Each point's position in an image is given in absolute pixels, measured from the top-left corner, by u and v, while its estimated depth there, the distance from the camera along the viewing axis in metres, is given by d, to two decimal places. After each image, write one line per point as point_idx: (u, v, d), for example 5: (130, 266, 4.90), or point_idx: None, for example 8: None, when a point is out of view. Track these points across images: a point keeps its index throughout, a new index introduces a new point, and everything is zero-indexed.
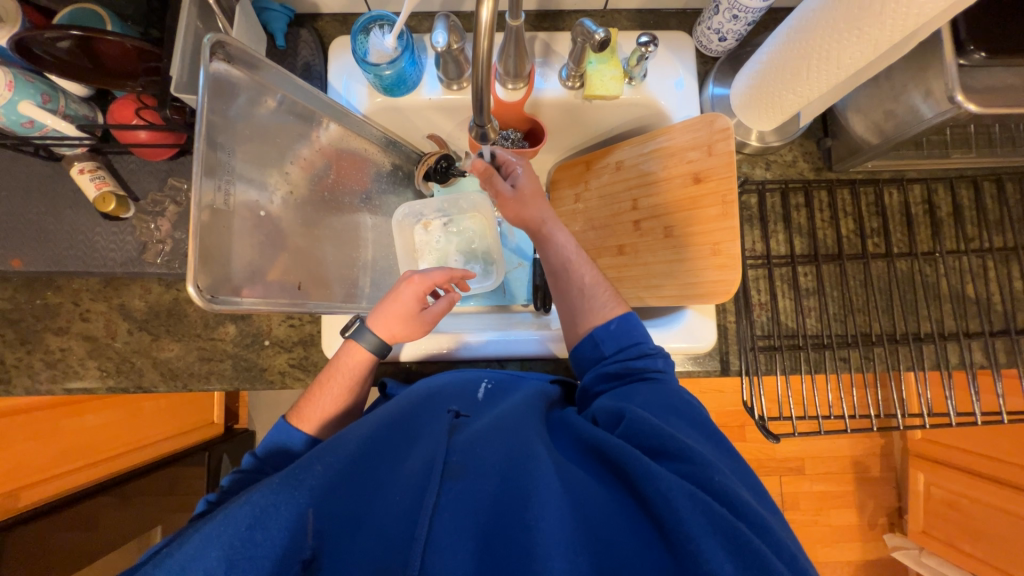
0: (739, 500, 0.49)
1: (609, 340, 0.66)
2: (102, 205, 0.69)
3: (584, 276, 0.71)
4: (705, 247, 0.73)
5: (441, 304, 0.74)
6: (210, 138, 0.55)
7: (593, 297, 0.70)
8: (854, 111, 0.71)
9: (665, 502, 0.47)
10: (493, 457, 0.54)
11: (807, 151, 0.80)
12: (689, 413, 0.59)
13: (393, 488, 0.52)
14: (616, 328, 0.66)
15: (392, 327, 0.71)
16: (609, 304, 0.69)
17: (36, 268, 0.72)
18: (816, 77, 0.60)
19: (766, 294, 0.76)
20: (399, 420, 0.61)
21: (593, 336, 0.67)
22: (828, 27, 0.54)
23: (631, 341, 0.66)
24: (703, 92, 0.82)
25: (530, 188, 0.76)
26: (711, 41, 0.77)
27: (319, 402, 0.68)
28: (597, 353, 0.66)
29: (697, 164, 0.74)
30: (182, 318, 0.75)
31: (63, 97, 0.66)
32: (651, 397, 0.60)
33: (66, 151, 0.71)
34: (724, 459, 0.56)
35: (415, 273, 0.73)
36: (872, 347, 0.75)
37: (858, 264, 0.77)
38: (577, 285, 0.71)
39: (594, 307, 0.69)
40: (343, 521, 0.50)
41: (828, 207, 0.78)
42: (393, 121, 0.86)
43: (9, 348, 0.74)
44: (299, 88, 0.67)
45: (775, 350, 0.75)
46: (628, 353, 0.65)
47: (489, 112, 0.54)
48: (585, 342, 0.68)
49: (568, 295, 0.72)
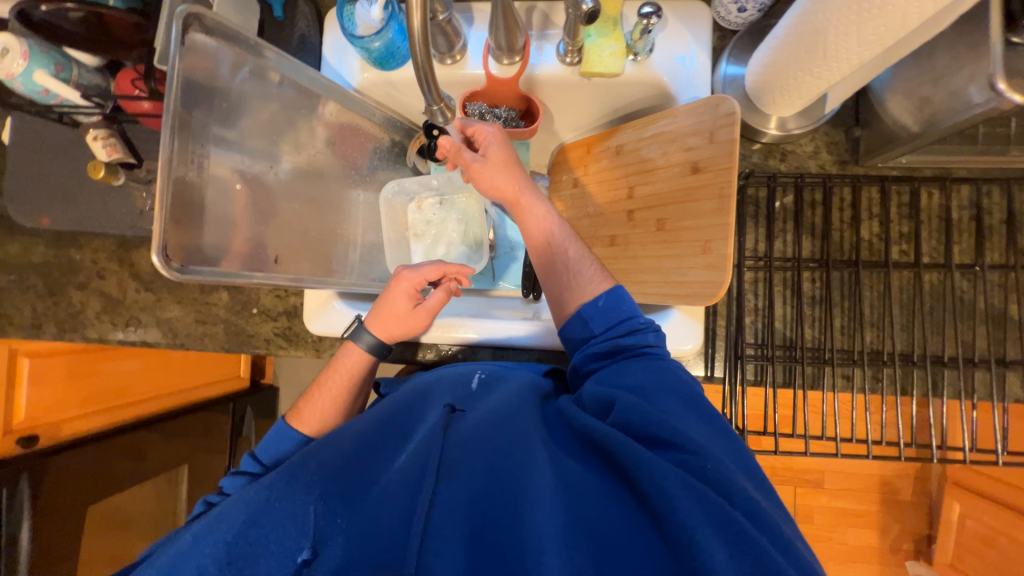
0: (737, 487, 0.46)
1: (598, 317, 0.62)
2: (93, 171, 0.75)
3: (569, 253, 0.68)
4: (696, 245, 0.66)
5: (436, 295, 0.73)
6: (186, 101, 0.55)
7: (580, 273, 0.66)
8: (891, 95, 0.61)
9: (659, 494, 0.45)
10: (487, 449, 0.53)
11: (833, 141, 0.70)
12: (683, 394, 0.56)
13: (389, 482, 0.51)
14: (605, 305, 0.62)
15: (388, 327, 0.72)
16: (596, 280, 0.65)
17: (61, 225, 0.82)
18: (837, 55, 0.52)
19: (763, 298, 0.69)
20: (388, 416, 0.61)
21: (581, 315, 0.63)
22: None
23: (622, 320, 0.62)
24: (716, 72, 0.73)
25: (501, 154, 0.70)
26: (729, 11, 0.69)
27: (318, 402, 0.72)
28: (587, 334, 0.63)
29: (697, 152, 0.67)
30: (180, 281, 0.79)
31: (76, 67, 0.70)
32: (648, 381, 0.57)
33: (84, 120, 0.77)
34: (727, 448, 0.52)
35: (404, 271, 0.72)
36: (881, 368, 0.67)
37: (878, 273, 0.68)
38: (562, 264, 0.67)
39: (580, 283, 0.65)
40: (339, 518, 0.49)
41: (849, 206, 0.69)
42: (389, 99, 0.85)
43: (40, 297, 0.82)
44: (297, 69, 0.69)
45: (766, 361, 0.68)
46: (619, 331, 0.61)
47: (433, 79, 0.51)
48: (574, 323, 0.64)
49: (552, 274, 0.68)
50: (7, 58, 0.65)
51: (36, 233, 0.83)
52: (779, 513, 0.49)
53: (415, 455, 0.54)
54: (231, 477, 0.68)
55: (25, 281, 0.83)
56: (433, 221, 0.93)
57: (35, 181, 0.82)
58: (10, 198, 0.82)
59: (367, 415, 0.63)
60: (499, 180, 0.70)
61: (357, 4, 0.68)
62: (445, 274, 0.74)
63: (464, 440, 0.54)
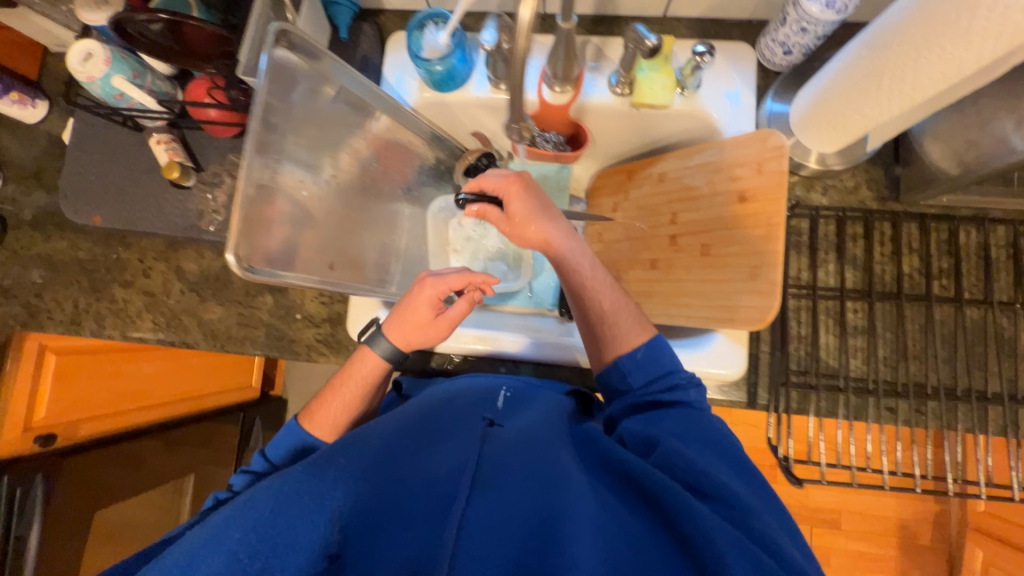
0: (781, 543, 0.45)
1: (636, 370, 0.63)
2: (168, 173, 0.76)
3: (604, 303, 0.67)
4: (743, 271, 0.68)
5: (460, 304, 0.71)
6: (266, 120, 0.58)
7: (618, 325, 0.66)
8: (931, 139, 0.65)
9: (704, 538, 0.44)
10: (524, 468, 0.52)
11: (872, 179, 0.73)
12: (720, 444, 0.56)
13: (420, 491, 0.50)
14: (644, 358, 0.63)
15: (406, 334, 0.69)
16: (633, 331, 0.65)
17: (111, 225, 0.83)
18: (888, 97, 0.55)
19: (806, 326, 0.70)
20: (422, 415, 0.61)
21: (620, 366, 0.64)
22: (911, 40, 0.49)
23: (662, 371, 0.63)
24: (761, 108, 0.77)
25: (524, 211, 0.69)
26: (775, 54, 0.73)
27: (330, 406, 0.70)
28: (624, 384, 0.64)
29: (745, 182, 0.70)
30: (225, 283, 0.80)
31: (150, 75, 0.74)
32: (688, 428, 0.58)
33: (148, 123, 0.80)
34: (764, 501, 0.52)
35: (429, 277, 0.69)
36: (925, 402, 0.67)
37: (919, 307, 0.69)
38: (596, 314, 0.67)
39: (618, 333, 0.66)
40: (368, 524, 0.48)
41: (890, 241, 0.71)
42: (441, 120, 0.88)
43: (83, 293, 0.83)
44: (355, 79, 0.68)
45: (811, 388, 0.69)
46: (658, 384, 0.62)
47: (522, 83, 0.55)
48: (611, 372, 0.65)
49: (587, 324, 0.68)
50: (90, 62, 0.69)
51: (87, 230, 0.84)
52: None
53: (449, 465, 0.53)
54: (239, 473, 0.67)
55: (70, 277, 0.83)
56: (472, 238, 0.96)
57: (91, 180, 0.84)
58: (65, 195, 0.84)
59: (403, 412, 0.62)
60: (528, 233, 0.69)
61: (426, 29, 0.71)
62: (471, 283, 0.70)
63: (501, 456, 0.54)
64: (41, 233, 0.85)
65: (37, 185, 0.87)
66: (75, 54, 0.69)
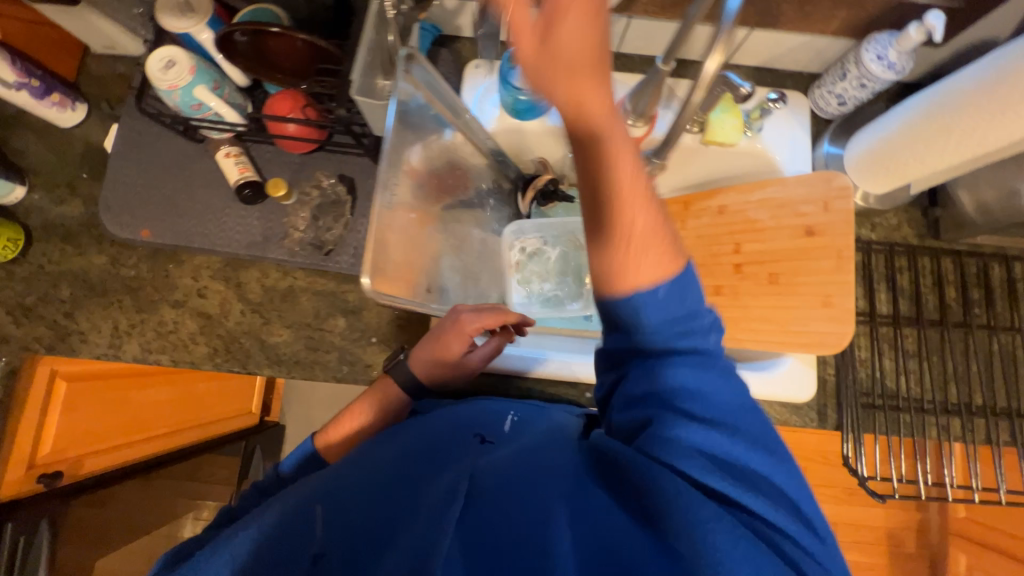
0: (786, 546, 0.42)
1: (655, 308, 0.47)
2: (273, 189, 0.74)
3: (634, 215, 0.46)
4: (815, 298, 0.75)
5: (486, 347, 0.72)
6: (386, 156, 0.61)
7: (646, 249, 0.47)
8: (966, 187, 0.74)
9: (700, 548, 0.39)
10: (515, 477, 0.51)
11: (912, 218, 0.82)
12: (738, 410, 0.48)
13: (410, 505, 0.50)
14: (666, 295, 0.47)
15: (431, 368, 0.70)
16: (665, 262, 0.47)
17: (161, 240, 0.77)
18: (955, 146, 0.64)
19: (866, 351, 0.77)
20: (416, 446, 0.59)
21: (634, 300, 0.47)
22: (994, 96, 0.57)
23: (683, 315, 0.48)
24: (817, 150, 0.84)
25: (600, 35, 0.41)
26: (829, 104, 0.81)
27: (347, 428, 0.72)
28: (634, 318, 0.48)
29: (811, 218, 0.77)
30: (294, 305, 0.76)
31: (229, 86, 0.71)
32: (705, 393, 0.47)
33: (213, 135, 0.76)
34: (783, 479, 0.46)
35: (464, 312, 0.70)
36: (974, 418, 0.74)
37: (959, 333, 0.77)
38: (619, 232, 0.47)
39: (641, 255, 0.47)
40: (352, 537, 0.48)
41: (931, 274, 0.79)
42: (512, 147, 0.89)
43: (125, 313, 0.76)
44: (443, 95, 0.69)
45: (876, 408, 0.75)
46: (677, 322, 0.48)
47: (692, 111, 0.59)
48: (620, 303, 0.48)
49: (604, 222, 0.46)
50: (174, 70, 0.65)
51: (131, 246, 0.78)
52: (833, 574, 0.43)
53: (438, 483, 0.52)
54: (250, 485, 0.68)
55: (108, 295, 0.76)
56: (537, 265, 0.91)
57: (138, 191, 0.78)
58: (106, 206, 0.77)
59: (404, 439, 0.61)
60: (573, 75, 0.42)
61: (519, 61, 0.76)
62: (506, 324, 0.72)
63: (490, 470, 0.51)
64: (75, 247, 0.78)
65: (71, 195, 0.80)
66: (155, 61, 0.65)
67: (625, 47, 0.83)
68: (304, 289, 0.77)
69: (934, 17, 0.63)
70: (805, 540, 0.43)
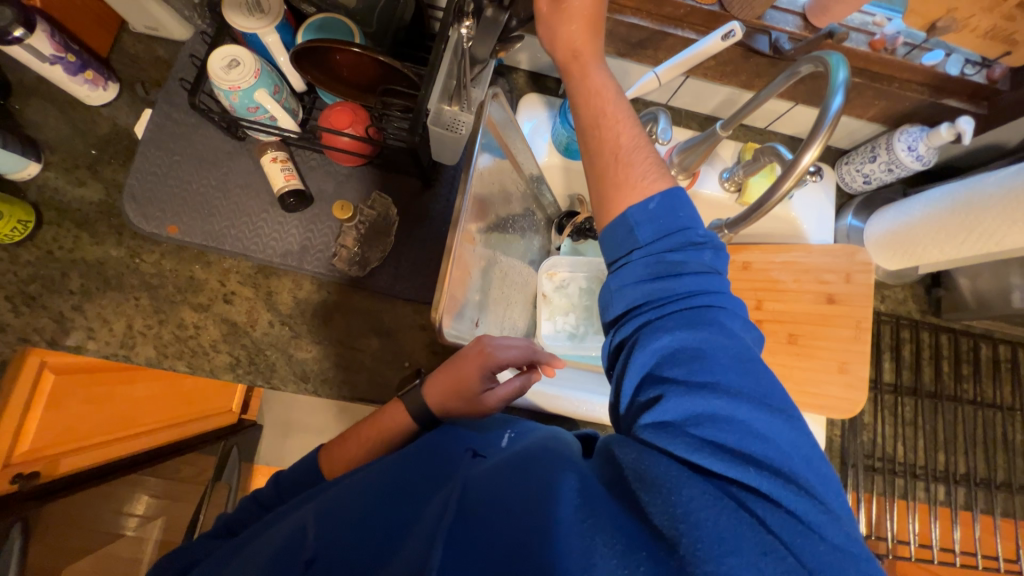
0: (785, 526, 0.38)
1: (648, 224, 0.49)
2: (340, 211, 0.70)
3: (621, 138, 0.52)
4: (832, 363, 0.80)
5: (511, 383, 0.65)
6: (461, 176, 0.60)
7: (632, 166, 0.51)
8: (968, 275, 0.81)
9: (678, 523, 0.38)
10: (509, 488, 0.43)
11: (916, 295, 0.89)
12: (748, 364, 0.44)
13: (399, 524, 0.44)
14: (656, 209, 0.49)
15: (447, 400, 0.62)
16: (651, 176, 0.51)
17: (188, 238, 0.73)
18: (968, 243, 0.70)
19: (869, 415, 0.83)
20: (404, 458, 0.51)
21: (626, 221, 0.50)
22: (1017, 204, 0.63)
23: (676, 229, 0.49)
24: (840, 220, 0.90)
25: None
26: (855, 181, 0.87)
27: (351, 446, 0.63)
28: (628, 245, 0.50)
29: (833, 286, 0.81)
30: (326, 320, 0.74)
31: (287, 91, 0.69)
32: (709, 352, 0.44)
33: (260, 136, 0.73)
34: (795, 447, 0.42)
35: (488, 343, 0.64)
36: (958, 486, 0.81)
37: (951, 405, 0.84)
38: (608, 153, 0.53)
39: (629, 177, 0.51)
40: (344, 551, 0.43)
41: (930, 347, 0.86)
42: (556, 180, 0.91)
43: (141, 313, 0.71)
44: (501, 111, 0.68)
45: (876, 470, 0.81)
46: (671, 243, 0.49)
47: (764, 211, 0.61)
48: (615, 231, 0.51)
49: (595, 158, 0.53)
50: (238, 70, 0.62)
51: (154, 240, 0.74)
52: (851, 560, 0.38)
53: (432, 503, 0.45)
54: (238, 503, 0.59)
55: (125, 291, 0.72)
56: (564, 299, 0.96)
57: (167, 184, 0.74)
58: (131, 195, 0.73)
59: (390, 458, 0.52)
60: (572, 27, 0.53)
61: None
62: (533, 360, 0.68)
63: (488, 481, 0.45)
64: (91, 235, 0.73)
65: (91, 178, 0.75)
66: (218, 59, 0.61)
67: (676, 100, 0.86)
68: (337, 305, 0.75)
69: (965, 121, 0.68)
70: (809, 516, 0.39)
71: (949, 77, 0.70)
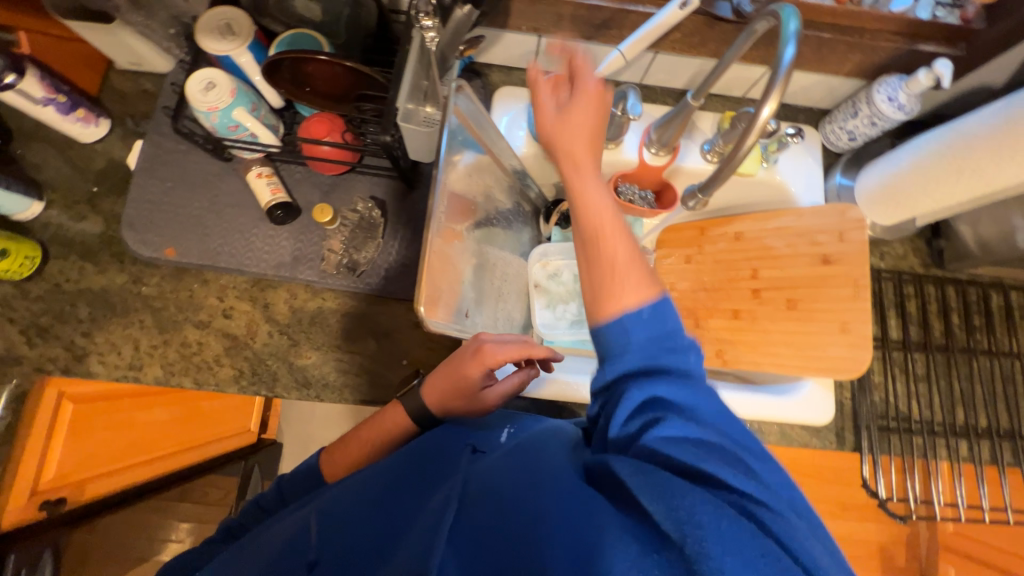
0: (786, 530, 0.35)
1: (639, 327, 0.46)
2: (318, 215, 0.73)
3: (612, 247, 0.49)
4: (834, 325, 0.78)
5: (509, 380, 0.65)
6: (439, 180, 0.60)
7: (625, 274, 0.48)
8: (966, 222, 0.79)
9: (682, 525, 0.34)
10: (509, 477, 0.46)
11: (917, 248, 0.87)
12: (729, 421, 0.44)
13: (404, 513, 0.46)
14: (650, 316, 0.46)
15: (447, 398, 0.62)
16: (644, 288, 0.47)
17: (186, 259, 0.76)
18: (961, 185, 0.68)
19: (879, 375, 0.81)
20: (403, 460, 0.53)
21: (618, 325, 0.47)
22: (1006, 140, 0.62)
23: (666, 334, 0.46)
24: (829, 180, 0.88)
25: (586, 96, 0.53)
26: (840, 139, 0.85)
27: (354, 446, 0.63)
28: (617, 337, 0.47)
29: (827, 247, 0.80)
30: (323, 327, 0.76)
31: (264, 107, 0.71)
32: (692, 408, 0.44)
33: (245, 155, 0.76)
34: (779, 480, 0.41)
35: (488, 340, 0.61)
36: (980, 440, 0.78)
37: (966, 357, 0.81)
38: (598, 258, 0.49)
39: (621, 284, 0.47)
40: (343, 551, 0.44)
41: (937, 301, 0.84)
42: (538, 171, 0.91)
43: (147, 333, 0.74)
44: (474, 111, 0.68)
45: (890, 430, 0.79)
46: (658, 339, 0.46)
47: (733, 168, 0.60)
48: (606, 329, 0.47)
49: (584, 262, 0.50)
50: (214, 92, 0.65)
51: (154, 264, 0.76)
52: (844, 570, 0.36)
53: (433, 491, 0.47)
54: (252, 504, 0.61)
55: (131, 314, 0.75)
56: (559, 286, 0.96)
57: (161, 209, 0.77)
58: (127, 223, 0.76)
59: (390, 457, 0.55)
60: (564, 126, 0.53)
61: None
62: (533, 357, 0.63)
63: (488, 475, 0.46)
64: (95, 265, 0.76)
65: (91, 212, 0.78)
66: (195, 82, 0.65)
67: (649, 79, 0.86)
68: (333, 311, 0.77)
69: (941, 64, 0.67)
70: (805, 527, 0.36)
71: (921, 22, 0.70)
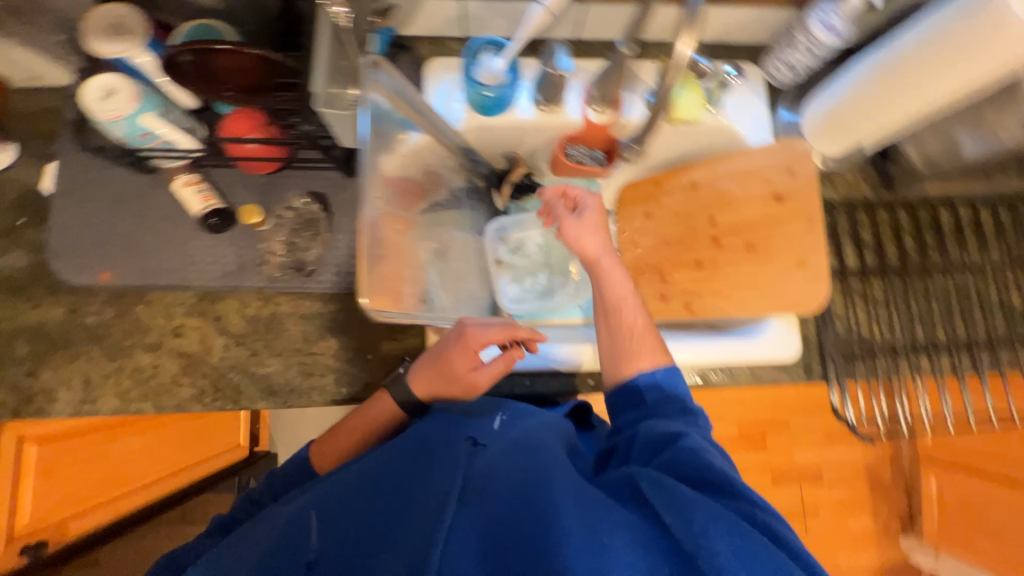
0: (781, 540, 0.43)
1: (653, 386, 0.59)
2: (246, 217, 0.74)
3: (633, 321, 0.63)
4: (791, 261, 0.78)
5: (495, 365, 0.62)
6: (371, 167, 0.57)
7: (641, 342, 0.62)
8: (911, 142, 0.80)
9: (697, 540, 0.40)
10: (516, 475, 0.47)
11: (868, 175, 0.87)
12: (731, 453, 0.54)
13: (405, 508, 0.47)
14: (663, 376, 0.60)
15: (431, 384, 0.62)
16: (656, 350, 0.62)
17: (123, 281, 0.72)
18: (901, 101, 0.67)
19: (841, 305, 0.83)
20: (397, 455, 0.53)
21: (637, 383, 0.60)
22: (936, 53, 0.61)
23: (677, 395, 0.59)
24: (775, 117, 0.88)
25: (598, 213, 0.67)
26: (782, 72, 0.83)
27: (338, 438, 0.64)
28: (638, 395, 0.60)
29: (778, 184, 0.79)
30: (280, 332, 0.74)
31: (179, 110, 0.68)
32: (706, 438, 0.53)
33: (168, 164, 0.73)
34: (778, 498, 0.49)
35: (470, 323, 0.63)
36: (940, 354, 0.81)
37: (921, 276, 0.83)
38: (621, 331, 0.63)
39: (637, 349, 0.62)
40: (344, 551, 0.46)
41: (890, 225, 0.85)
42: (483, 144, 0.87)
43: (97, 364, 0.71)
44: (406, 91, 0.63)
45: (856, 356, 0.81)
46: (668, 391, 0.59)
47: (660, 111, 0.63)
48: (626, 388, 0.61)
49: (607, 335, 0.64)
50: (114, 99, 0.62)
51: (90, 291, 0.73)
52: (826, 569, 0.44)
53: (432, 484, 0.48)
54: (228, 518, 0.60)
55: (75, 346, 0.71)
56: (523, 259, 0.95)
57: (89, 233, 0.73)
58: (54, 252, 0.72)
59: (384, 449, 0.55)
60: (586, 237, 0.65)
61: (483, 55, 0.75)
62: (514, 338, 0.63)
63: (492, 474, 0.48)
64: (27, 300, 0.72)
65: (13, 245, 0.74)
66: (94, 90, 0.62)
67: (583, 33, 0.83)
68: (288, 314, 0.74)
69: None
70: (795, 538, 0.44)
71: None
